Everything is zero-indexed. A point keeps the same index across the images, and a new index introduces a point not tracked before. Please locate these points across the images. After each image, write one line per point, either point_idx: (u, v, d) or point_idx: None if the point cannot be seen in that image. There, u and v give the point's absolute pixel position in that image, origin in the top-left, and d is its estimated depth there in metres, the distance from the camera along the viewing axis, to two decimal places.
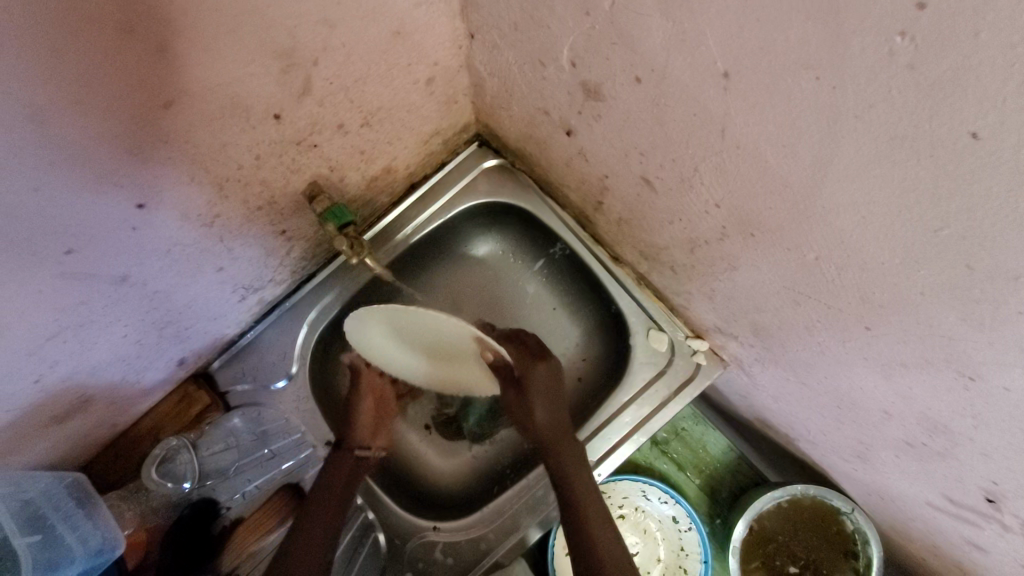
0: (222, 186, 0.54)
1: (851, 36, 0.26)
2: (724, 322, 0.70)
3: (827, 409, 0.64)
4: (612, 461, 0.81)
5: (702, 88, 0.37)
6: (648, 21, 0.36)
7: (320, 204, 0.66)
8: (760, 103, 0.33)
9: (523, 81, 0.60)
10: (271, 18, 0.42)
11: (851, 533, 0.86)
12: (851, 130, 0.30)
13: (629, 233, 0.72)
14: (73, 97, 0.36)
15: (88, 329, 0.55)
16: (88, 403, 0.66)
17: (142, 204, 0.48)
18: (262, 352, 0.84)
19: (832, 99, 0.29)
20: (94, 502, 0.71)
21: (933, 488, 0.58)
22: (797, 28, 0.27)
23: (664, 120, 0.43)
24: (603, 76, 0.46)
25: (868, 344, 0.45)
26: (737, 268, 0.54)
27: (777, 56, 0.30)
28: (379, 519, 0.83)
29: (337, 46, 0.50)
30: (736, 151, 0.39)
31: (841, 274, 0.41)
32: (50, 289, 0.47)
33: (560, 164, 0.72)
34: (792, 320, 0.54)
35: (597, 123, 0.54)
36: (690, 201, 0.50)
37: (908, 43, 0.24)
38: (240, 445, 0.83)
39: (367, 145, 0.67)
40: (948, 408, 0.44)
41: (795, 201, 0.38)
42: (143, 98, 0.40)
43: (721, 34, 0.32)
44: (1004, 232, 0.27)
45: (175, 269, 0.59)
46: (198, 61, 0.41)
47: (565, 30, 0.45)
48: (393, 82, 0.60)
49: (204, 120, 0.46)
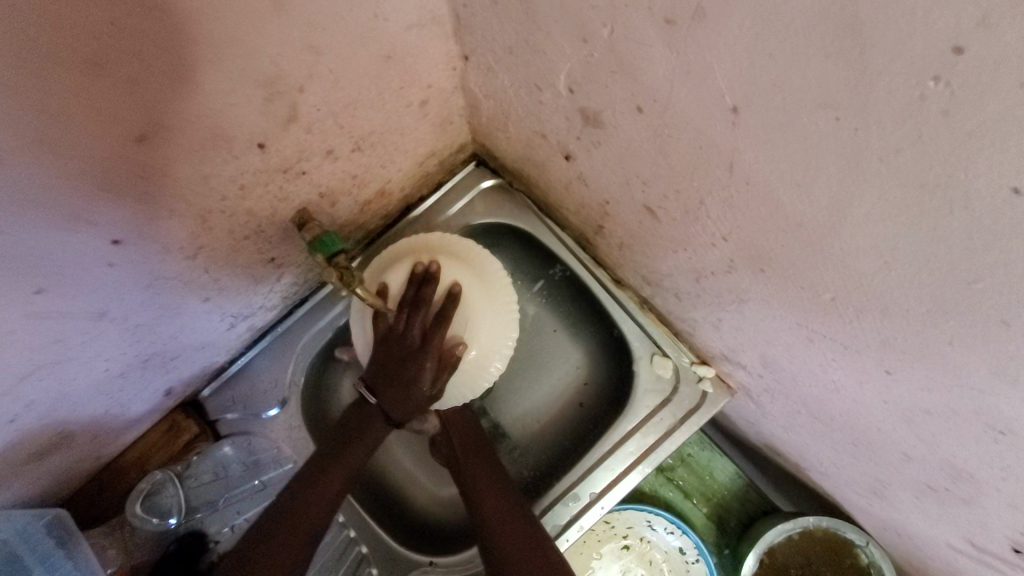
0: (204, 217, 0.52)
1: (877, 77, 0.23)
2: (731, 351, 0.67)
3: (840, 443, 0.61)
4: (616, 493, 0.79)
5: (708, 122, 0.34)
6: (650, 51, 0.33)
7: (311, 231, 0.64)
8: (772, 141, 0.31)
9: (519, 104, 0.57)
10: (253, 48, 0.40)
11: (866, 566, 0.82)
12: (875, 175, 0.27)
13: (631, 258, 0.69)
14: (38, 135, 0.34)
15: (65, 366, 0.53)
16: (68, 438, 0.63)
17: (118, 240, 0.46)
18: (253, 379, 0.81)
19: (853, 142, 0.26)
20: (76, 542, 0.67)
21: (955, 530, 0.55)
22: (815, 65, 0.25)
23: (668, 151, 0.41)
24: (603, 102, 0.43)
25: (887, 387, 0.43)
26: (745, 301, 0.51)
27: (792, 93, 0.27)
28: (374, 554, 0.80)
29: (323, 73, 0.47)
30: (746, 187, 0.36)
31: (859, 317, 0.38)
32: (20, 329, 0.44)
33: (560, 187, 0.69)
34: (804, 356, 0.51)
35: (597, 149, 0.51)
36: (695, 232, 0.48)
37: (943, 88, 0.21)
38: (230, 476, 0.81)
39: (359, 169, 0.65)
40: (975, 458, 0.40)
41: (810, 242, 0.35)
42: (117, 134, 0.38)
43: (729, 68, 0.29)
44: None
45: (157, 302, 0.56)
46: (174, 93, 0.39)
47: (562, 56, 0.43)
48: (385, 106, 0.58)
49: (183, 152, 0.44)
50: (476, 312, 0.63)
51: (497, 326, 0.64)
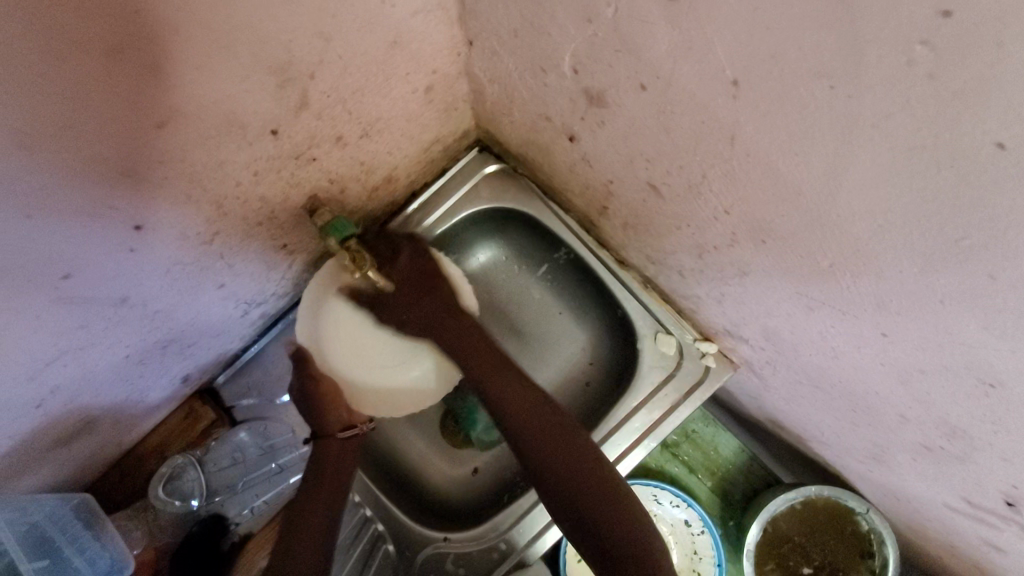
0: (220, 203, 0.53)
1: (868, 45, 0.25)
2: (734, 326, 0.69)
3: (841, 411, 0.63)
4: (623, 467, 0.80)
5: (710, 96, 0.36)
6: (652, 28, 0.35)
7: (321, 217, 0.65)
8: (771, 112, 0.32)
9: (523, 87, 0.59)
10: (265, 34, 0.42)
11: (867, 533, 0.85)
12: (869, 141, 0.29)
13: (634, 236, 0.71)
14: (62, 120, 0.35)
15: (89, 351, 0.55)
16: (92, 423, 0.65)
17: (140, 226, 0.48)
18: (267, 366, 0.83)
19: (846, 109, 0.28)
20: (102, 522, 0.70)
21: (952, 490, 0.57)
22: (809, 36, 0.26)
23: (670, 127, 0.42)
24: (606, 82, 0.45)
25: (884, 351, 0.44)
26: (747, 274, 0.53)
27: (789, 63, 0.29)
28: (388, 531, 0.82)
29: (333, 59, 0.49)
30: (746, 158, 0.38)
31: (856, 282, 0.39)
32: (47, 314, 0.46)
33: (563, 168, 0.71)
34: (804, 325, 0.53)
35: (601, 129, 0.52)
36: (698, 207, 0.49)
37: (930, 51, 0.23)
38: (247, 460, 0.83)
39: (366, 155, 0.66)
40: (968, 415, 0.42)
41: (808, 209, 0.37)
42: (136, 120, 0.39)
43: (729, 42, 0.31)
44: None
45: (175, 287, 0.58)
46: (190, 79, 0.40)
47: (565, 36, 0.44)
48: (391, 92, 0.59)
49: (199, 138, 0.45)
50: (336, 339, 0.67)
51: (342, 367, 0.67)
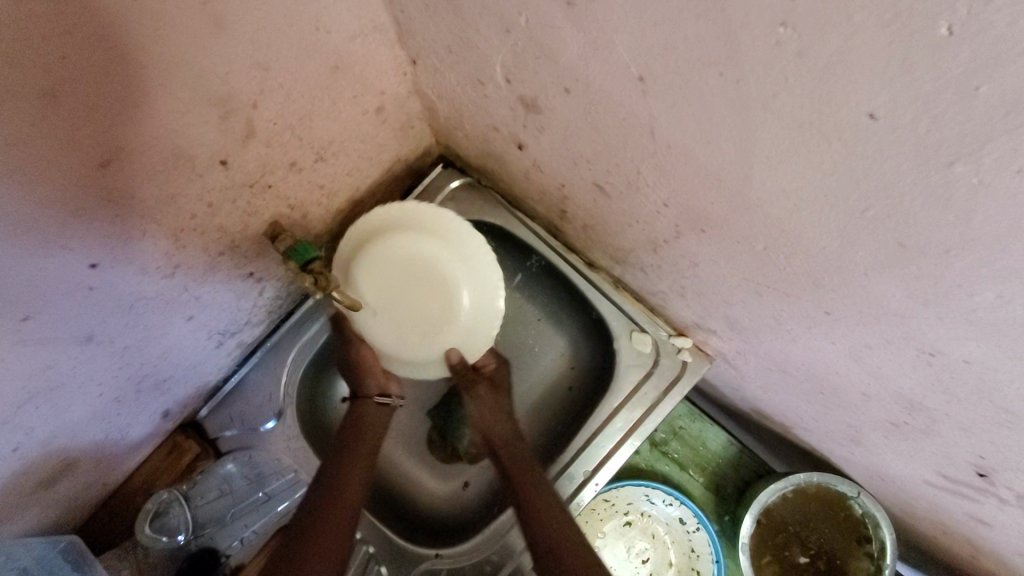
0: (178, 235, 0.54)
1: (741, 31, 0.26)
2: (702, 318, 0.69)
3: (811, 395, 0.63)
4: (609, 469, 0.80)
5: (624, 93, 0.37)
6: (561, 33, 0.36)
7: (283, 242, 0.66)
8: (677, 102, 0.34)
9: (468, 100, 0.60)
10: (201, 69, 0.43)
11: (861, 517, 0.84)
12: (764, 122, 0.30)
13: (595, 237, 0.71)
14: (5, 167, 0.36)
15: (59, 392, 0.55)
16: (73, 464, 0.65)
17: (96, 264, 0.48)
18: (248, 395, 0.83)
19: (739, 94, 0.29)
20: (89, 563, 0.70)
21: (927, 464, 0.57)
22: (692, 27, 0.28)
23: (599, 127, 0.44)
24: (537, 89, 0.46)
25: (832, 329, 0.45)
26: (699, 264, 0.54)
27: (680, 56, 0.30)
28: (381, 552, 0.81)
29: (274, 87, 0.50)
30: (669, 151, 0.39)
31: (790, 263, 0.40)
32: (10, 357, 0.47)
33: (520, 177, 0.72)
34: (759, 310, 0.53)
35: (543, 135, 0.54)
36: (641, 203, 0.50)
37: (792, 32, 0.24)
38: (234, 491, 0.83)
39: (325, 178, 0.67)
40: (919, 386, 0.43)
41: (731, 194, 0.38)
42: (80, 161, 0.41)
43: (627, 40, 0.32)
44: (925, 209, 0.27)
45: (141, 323, 0.59)
46: (131, 118, 0.42)
47: (493, 48, 0.45)
48: (341, 115, 0.61)
49: (148, 173, 0.46)
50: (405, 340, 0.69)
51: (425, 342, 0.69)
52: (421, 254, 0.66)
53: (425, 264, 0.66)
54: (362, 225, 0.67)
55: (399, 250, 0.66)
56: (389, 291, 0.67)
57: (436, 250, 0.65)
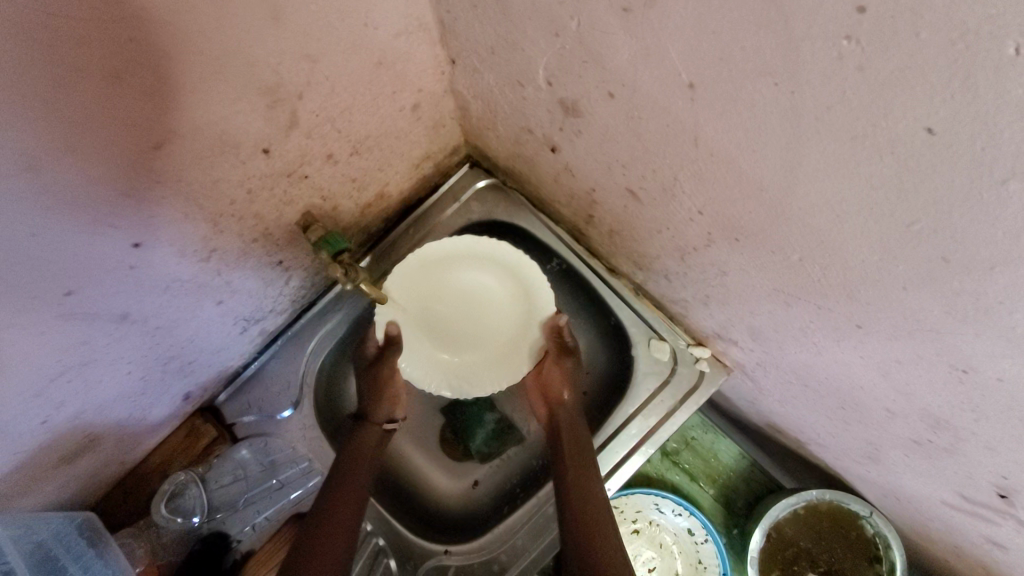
0: (216, 220, 0.55)
1: (801, 42, 0.26)
2: (723, 328, 0.70)
3: (831, 409, 0.63)
4: (622, 474, 0.80)
5: (671, 100, 0.38)
6: (613, 38, 0.37)
7: (314, 233, 0.67)
8: (727, 111, 0.34)
9: (505, 100, 0.61)
10: (255, 59, 0.44)
11: (872, 537, 0.83)
12: (815, 134, 0.30)
13: (621, 243, 0.72)
14: (64, 144, 0.38)
15: (91, 368, 0.56)
16: (96, 440, 0.66)
17: (138, 243, 0.50)
18: (267, 382, 0.84)
19: (792, 105, 0.30)
20: (104, 540, 0.71)
21: (946, 484, 0.57)
22: (750, 37, 0.28)
23: (641, 132, 0.44)
24: (579, 92, 0.47)
25: (861, 343, 0.45)
26: (727, 273, 0.54)
27: (735, 65, 0.31)
28: (390, 545, 0.81)
29: (320, 79, 0.51)
30: (711, 159, 0.40)
31: (826, 274, 0.40)
32: (49, 330, 0.48)
33: (549, 179, 0.73)
34: (786, 322, 0.53)
35: (580, 138, 0.54)
36: (675, 209, 0.51)
37: (855, 45, 0.25)
38: (249, 476, 0.83)
39: (358, 172, 0.69)
40: (947, 404, 0.43)
41: (771, 204, 0.38)
42: (134, 143, 0.42)
43: (681, 48, 0.33)
44: (972, 223, 0.28)
45: (174, 304, 0.60)
46: (184, 103, 0.43)
47: (538, 51, 0.46)
48: (379, 110, 0.62)
49: (195, 158, 0.47)
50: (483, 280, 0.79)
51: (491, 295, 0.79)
52: (441, 347, 0.79)
53: (485, 290, 0.79)
54: (498, 375, 0.78)
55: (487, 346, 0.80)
56: (439, 309, 0.78)
57: (512, 287, 0.78)
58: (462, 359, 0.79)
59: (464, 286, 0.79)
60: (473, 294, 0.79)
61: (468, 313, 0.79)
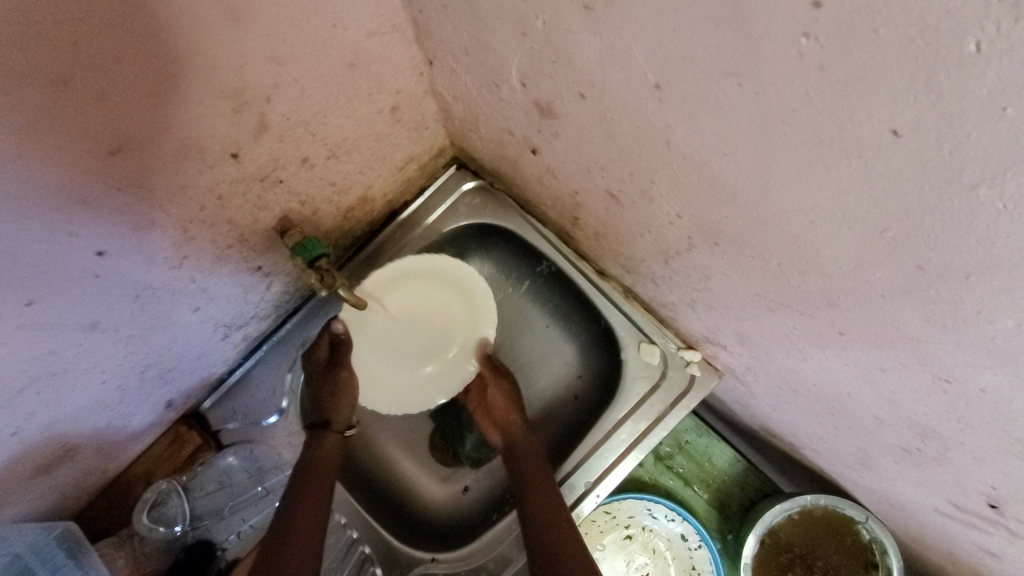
0: (186, 226, 0.54)
1: (761, 41, 0.25)
2: (711, 332, 0.68)
3: (821, 415, 0.62)
4: (611, 480, 0.79)
5: (640, 101, 0.36)
6: (577, 37, 0.35)
7: (292, 238, 0.66)
8: (695, 113, 0.33)
9: (483, 101, 0.60)
10: (215, 62, 0.43)
11: (869, 543, 0.81)
12: (783, 136, 0.29)
13: (606, 246, 0.70)
14: (13, 153, 0.37)
15: (62, 378, 0.55)
16: (73, 450, 0.65)
17: (103, 251, 0.48)
18: (253, 388, 0.83)
19: (757, 106, 0.28)
20: (84, 550, 0.70)
21: (938, 493, 0.55)
22: (710, 36, 0.27)
23: (613, 134, 0.43)
24: (551, 93, 0.45)
25: (845, 350, 0.43)
26: (710, 277, 0.52)
27: (698, 65, 0.29)
28: (377, 553, 0.80)
29: (288, 82, 0.50)
30: (684, 162, 0.38)
31: (805, 280, 0.39)
32: (13, 341, 0.47)
33: (533, 181, 0.71)
34: (771, 327, 0.52)
35: (557, 140, 0.53)
36: (654, 212, 0.49)
37: (814, 44, 0.23)
38: (234, 484, 0.82)
39: (336, 176, 0.67)
40: (934, 413, 0.41)
41: (746, 208, 0.37)
42: (89, 150, 0.41)
43: (644, 47, 0.31)
44: (946, 230, 0.26)
45: (147, 312, 0.59)
46: (141, 108, 0.41)
47: (508, 51, 0.45)
48: (354, 112, 0.60)
49: (158, 164, 0.46)
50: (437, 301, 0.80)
51: (444, 317, 0.81)
52: (388, 357, 0.79)
53: (438, 309, 0.81)
54: (436, 394, 0.80)
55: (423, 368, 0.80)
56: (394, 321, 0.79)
57: (465, 312, 0.81)
58: (404, 374, 0.79)
59: (421, 304, 0.80)
60: (427, 313, 0.80)
61: (418, 331, 0.80)
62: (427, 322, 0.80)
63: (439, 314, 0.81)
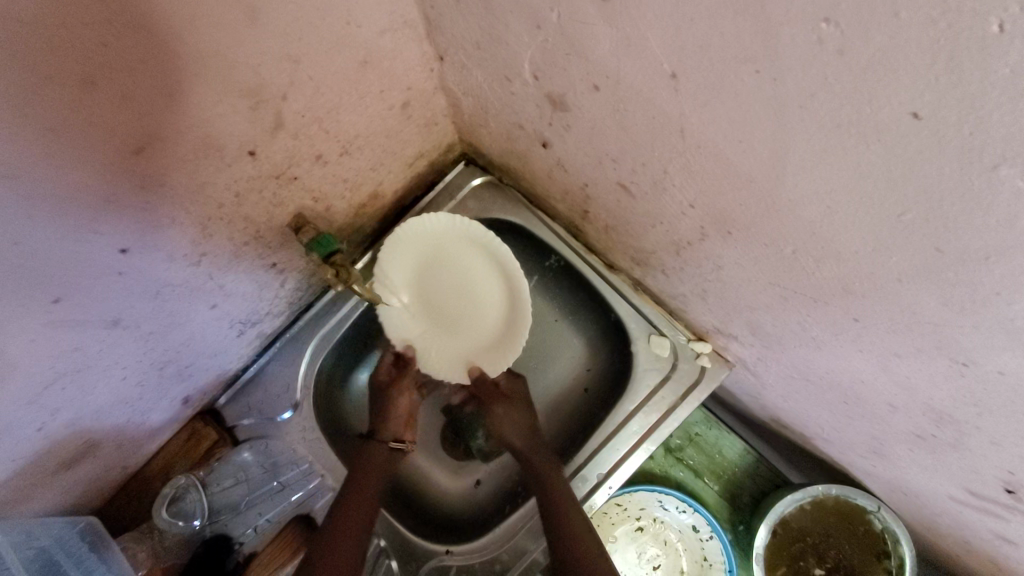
0: (204, 224, 0.55)
1: (780, 27, 0.25)
2: (722, 323, 0.68)
3: (834, 404, 0.62)
4: (623, 472, 0.80)
5: (656, 92, 0.37)
6: (593, 29, 0.36)
7: (306, 235, 0.67)
8: (711, 101, 0.33)
9: (494, 96, 0.60)
10: (234, 60, 0.44)
11: (881, 533, 0.82)
12: (800, 122, 0.29)
13: (617, 238, 0.71)
14: (42, 152, 0.37)
15: (86, 374, 0.56)
16: (95, 446, 0.66)
17: (125, 249, 0.49)
18: (266, 384, 0.84)
19: (774, 93, 0.29)
20: (107, 546, 0.71)
21: (952, 479, 0.55)
22: (729, 23, 0.27)
23: (628, 125, 0.43)
24: (565, 86, 0.46)
25: (860, 336, 0.44)
26: (722, 267, 0.53)
27: (715, 53, 0.30)
28: (391, 546, 0.80)
29: (303, 79, 0.51)
30: (699, 151, 0.39)
31: (819, 267, 0.39)
32: (39, 337, 0.48)
33: (543, 176, 0.72)
34: (785, 316, 0.52)
35: (569, 133, 0.53)
36: (666, 203, 0.50)
37: (835, 29, 0.24)
38: (250, 479, 0.83)
39: (349, 173, 0.68)
40: (950, 398, 0.42)
41: (761, 196, 0.37)
42: (113, 149, 0.41)
43: (661, 36, 0.32)
44: (966, 213, 0.26)
45: (167, 308, 0.59)
46: (163, 107, 0.42)
47: (522, 44, 0.45)
48: (366, 109, 0.61)
49: (178, 162, 0.47)
50: (467, 260, 0.76)
51: (478, 272, 0.76)
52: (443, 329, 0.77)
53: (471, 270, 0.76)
54: (501, 349, 0.76)
55: (451, 345, 0.77)
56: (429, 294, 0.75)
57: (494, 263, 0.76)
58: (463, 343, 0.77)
59: (447, 266, 0.76)
60: (461, 278, 0.76)
61: (456, 293, 0.76)
62: (464, 281, 0.76)
63: (470, 276, 0.76)
